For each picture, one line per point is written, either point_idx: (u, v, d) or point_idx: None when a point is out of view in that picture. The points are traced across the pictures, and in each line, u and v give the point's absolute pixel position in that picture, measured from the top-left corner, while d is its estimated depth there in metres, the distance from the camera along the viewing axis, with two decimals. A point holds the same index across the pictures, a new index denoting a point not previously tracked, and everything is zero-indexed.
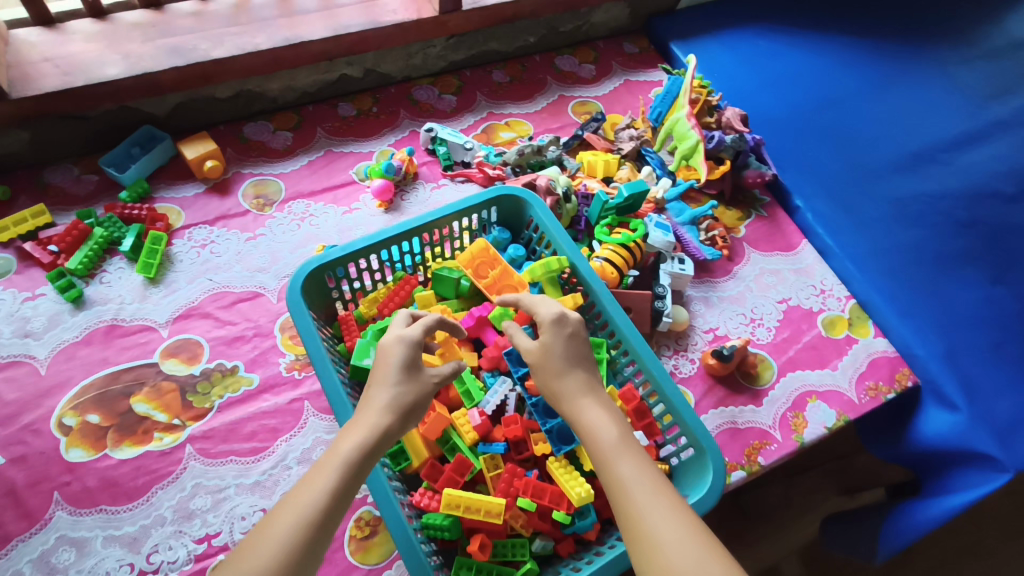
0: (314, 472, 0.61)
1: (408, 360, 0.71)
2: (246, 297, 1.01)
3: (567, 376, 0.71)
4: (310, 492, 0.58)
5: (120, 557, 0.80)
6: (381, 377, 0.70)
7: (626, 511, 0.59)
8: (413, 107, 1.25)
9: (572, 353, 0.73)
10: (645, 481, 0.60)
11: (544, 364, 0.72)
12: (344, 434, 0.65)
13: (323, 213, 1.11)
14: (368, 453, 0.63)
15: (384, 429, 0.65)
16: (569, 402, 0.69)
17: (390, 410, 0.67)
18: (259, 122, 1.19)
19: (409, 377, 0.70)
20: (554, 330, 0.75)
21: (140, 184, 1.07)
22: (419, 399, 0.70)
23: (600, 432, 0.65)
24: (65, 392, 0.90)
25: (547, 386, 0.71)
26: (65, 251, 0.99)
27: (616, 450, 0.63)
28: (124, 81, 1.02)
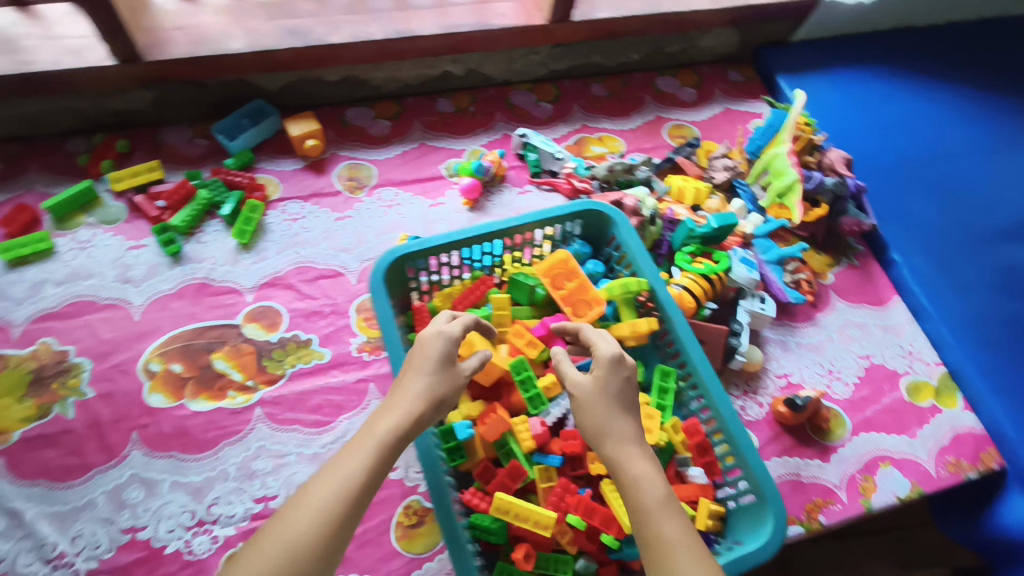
0: (348, 453, 0.65)
1: (444, 356, 0.74)
2: (327, 274, 1.05)
3: (617, 420, 0.72)
4: (344, 471, 0.63)
5: (183, 503, 0.85)
6: (415, 368, 0.73)
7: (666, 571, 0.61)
8: (509, 110, 1.27)
9: (622, 393, 0.74)
10: (686, 544, 0.62)
11: (594, 401, 0.73)
12: (379, 416, 0.69)
13: (410, 203, 1.13)
14: (400, 437, 0.68)
15: (415, 419, 0.69)
16: (613, 445, 0.70)
17: (424, 399, 0.70)
18: (361, 107, 1.23)
19: (444, 371, 0.73)
20: (610, 369, 0.75)
21: (246, 154, 1.12)
22: (451, 391, 0.73)
23: (646, 486, 0.66)
24: (154, 339, 0.96)
25: (592, 423, 0.72)
26: (171, 208, 1.05)
27: (661, 507, 0.65)
28: (245, 56, 1.07)
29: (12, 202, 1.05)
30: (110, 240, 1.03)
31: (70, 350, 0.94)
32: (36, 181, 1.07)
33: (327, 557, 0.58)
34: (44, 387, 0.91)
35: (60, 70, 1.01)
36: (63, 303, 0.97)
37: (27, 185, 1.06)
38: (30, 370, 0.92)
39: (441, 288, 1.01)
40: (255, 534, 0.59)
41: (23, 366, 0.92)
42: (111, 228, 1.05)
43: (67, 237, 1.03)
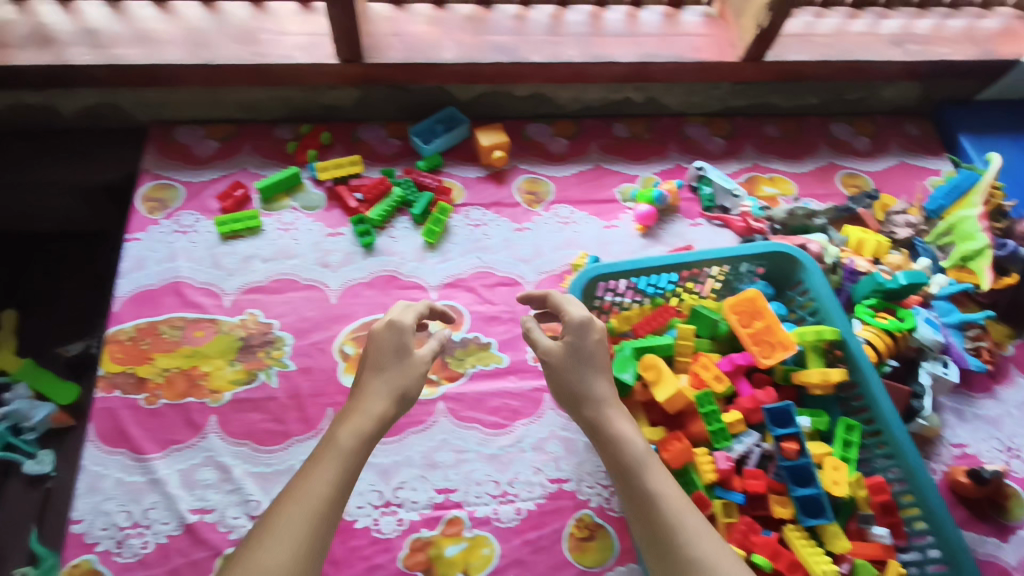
0: (324, 450, 0.70)
1: (399, 351, 0.79)
2: (506, 282, 1.09)
3: (592, 386, 0.80)
4: (320, 476, 0.67)
5: (373, 483, 0.90)
6: (372, 367, 0.78)
7: (658, 523, 0.69)
8: (683, 142, 1.29)
9: (597, 359, 0.82)
10: (670, 494, 0.71)
11: (567, 365, 0.81)
12: (340, 423, 0.73)
13: (585, 222, 1.16)
14: (372, 428, 0.73)
15: (377, 414, 0.74)
16: (596, 407, 0.79)
17: (386, 396, 0.76)
18: (541, 124, 1.27)
19: (400, 365, 0.79)
20: (581, 336, 0.82)
21: (435, 158, 1.17)
22: (413, 381, 0.79)
23: (628, 445, 0.75)
24: (348, 324, 1.01)
25: (576, 388, 0.80)
26: (368, 202, 1.11)
27: (644, 455, 0.74)
28: (454, 66, 1.11)
29: (229, 179, 1.13)
30: (311, 225, 1.10)
31: (275, 324, 1.00)
32: (248, 162, 1.15)
33: (317, 552, 0.63)
34: (252, 354, 0.97)
35: (291, 62, 1.07)
36: (269, 279, 1.04)
37: (241, 164, 1.14)
38: (240, 338, 0.98)
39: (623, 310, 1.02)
40: (236, 550, 0.62)
41: (234, 333, 0.99)
42: (312, 214, 1.11)
43: (274, 217, 1.10)
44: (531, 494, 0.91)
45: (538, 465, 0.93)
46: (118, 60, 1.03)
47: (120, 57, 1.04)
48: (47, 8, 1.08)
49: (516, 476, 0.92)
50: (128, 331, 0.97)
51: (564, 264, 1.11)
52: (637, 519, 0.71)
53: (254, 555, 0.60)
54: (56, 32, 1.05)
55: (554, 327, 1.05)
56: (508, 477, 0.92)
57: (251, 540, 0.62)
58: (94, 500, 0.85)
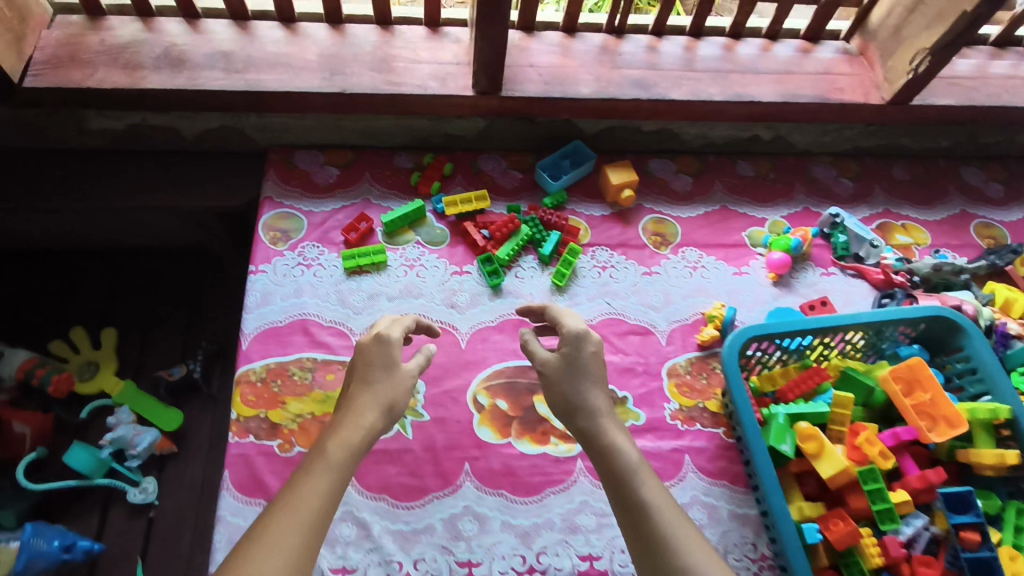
0: (319, 456, 0.72)
1: (391, 366, 0.82)
2: (638, 330, 1.05)
3: (584, 399, 0.83)
4: (315, 485, 0.69)
5: (514, 546, 0.85)
6: (363, 382, 0.81)
7: (651, 531, 0.71)
8: (810, 183, 1.24)
9: (589, 371, 0.85)
10: (657, 502, 0.74)
11: (560, 376, 0.85)
12: (333, 432, 0.75)
13: (714, 268, 1.12)
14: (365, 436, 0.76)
15: (368, 424, 0.77)
16: (590, 416, 0.82)
17: (376, 409, 0.78)
18: (663, 159, 1.23)
19: (392, 380, 0.81)
20: (575, 350, 0.86)
21: (561, 194, 1.13)
22: (400, 393, 0.81)
23: (620, 453, 0.78)
24: (479, 372, 0.98)
25: (572, 399, 0.83)
26: (496, 240, 1.07)
27: (633, 460, 0.78)
28: (591, 101, 1.06)
29: (352, 211, 1.09)
30: (437, 262, 1.06)
31: None
32: (370, 192, 1.11)
33: (312, 557, 0.64)
34: None
35: (427, 94, 1.03)
36: None
37: (363, 194, 1.11)
38: None
39: (769, 368, 0.98)
40: (227, 558, 0.63)
41: None
42: (437, 250, 1.07)
43: (399, 252, 1.06)
44: None
45: None
46: (254, 86, 0.99)
47: (255, 82, 1.00)
48: (177, 28, 1.04)
49: None
50: (258, 371, 0.94)
51: (694, 312, 1.07)
52: (627, 526, 0.74)
53: (252, 554, 0.62)
54: (187, 53, 1.01)
55: (690, 382, 1.01)
56: None
57: (246, 545, 0.63)
58: None
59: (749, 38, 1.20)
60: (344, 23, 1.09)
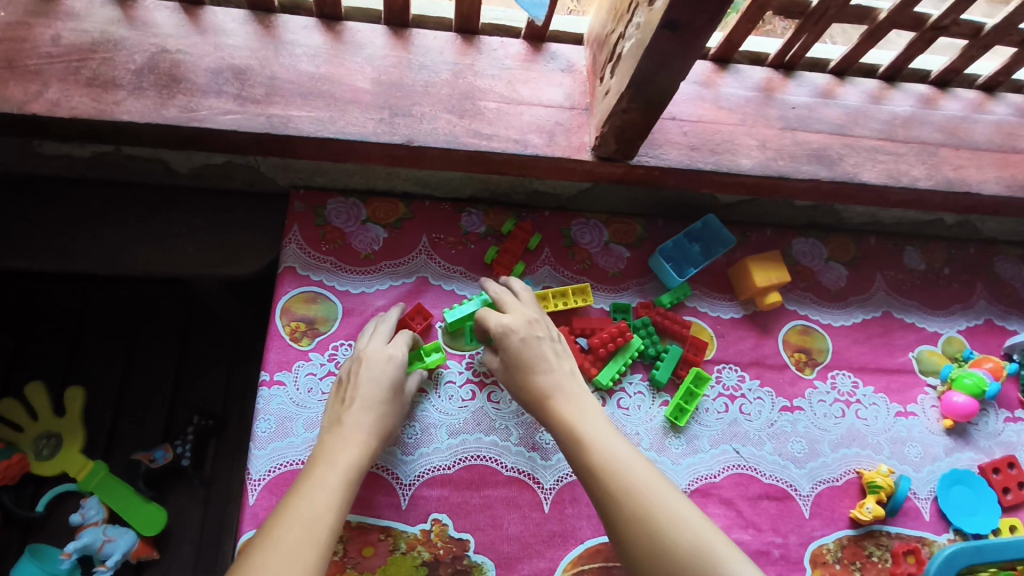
0: (322, 464, 0.61)
1: (394, 382, 0.70)
2: (774, 494, 0.79)
3: (527, 383, 0.70)
4: (308, 498, 0.58)
5: None
6: (366, 397, 0.68)
7: (619, 500, 0.59)
8: (993, 286, 0.95)
9: (522, 351, 0.71)
10: (622, 469, 0.61)
11: (507, 372, 0.72)
12: (327, 445, 0.64)
13: (873, 404, 0.85)
14: (369, 455, 0.64)
15: (367, 443, 0.65)
16: (540, 400, 0.68)
17: (376, 425, 0.66)
18: (812, 239, 0.93)
19: (394, 400, 0.69)
20: (509, 332, 0.72)
21: (684, 287, 0.85)
22: (397, 409, 0.69)
23: (577, 429, 0.65)
24: (568, 549, 0.73)
25: (521, 391, 0.70)
26: (597, 356, 0.79)
27: (590, 432, 0.64)
28: (752, 178, 0.77)
29: (401, 296, 0.81)
30: None
31: (470, 541, 0.72)
32: (426, 268, 0.82)
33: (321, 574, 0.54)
34: None
35: (527, 154, 0.73)
36: (458, 464, 0.74)
37: (417, 271, 0.82)
38: (423, 562, 0.70)
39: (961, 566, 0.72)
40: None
41: (414, 553, 0.70)
42: None
43: (464, 361, 0.79)
44: None
45: None
46: (279, 128, 0.69)
47: (282, 121, 0.69)
48: (168, 20, 0.72)
49: None
50: None
51: (847, 470, 0.81)
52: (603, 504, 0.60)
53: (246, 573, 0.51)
54: (183, 67, 0.70)
55: None
56: None
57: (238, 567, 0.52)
58: None
59: (957, 89, 0.89)
60: (409, 27, 0.77)
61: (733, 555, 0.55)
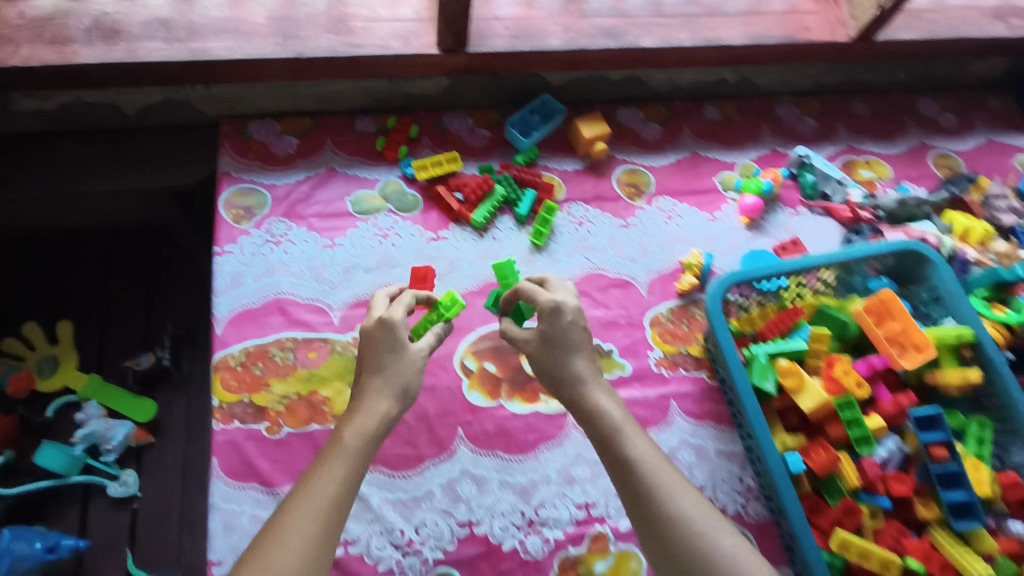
0: (334, 444, 0.73)
1: (397, 344, 0.80)
2: (618, 284, 1.05)
3: (567, 365, 0.81)
4: (328, 476, 0.69)
5: (513, 503, 0.88)
6: (371, 365, 0.79)
7: (637, 484, 0.72)
8: (776, 124, 1.23)
9: (561, 336, 0.82)
10: (650, 460, 0.73)
11: (542, 353, 0.82)
12: (346, 422, 0.75)
13: (689, 215, 1.12)
14: (381, 425, 0.75)
15: (382, 413, 0.76)
16: (575, 385, 0.80)
17: (387, 394, 0.77)
18: (631, 108, 1.20)
19: (403, 361, 0.80)
20: (553, 315, 0.82)
21: (532, 150, 1.11)
22: (412, 376, 0.80)
23: (607, 414, 0.77)
24: (464, 336, 0.98)
25: (550, 369, 0.82)
26: (471, 203, 1.05)
27: (622, 424, 0.76)
28: (560, 53, 1.05)
29: (314, 184, 1.05)
30: (411, 230, 1.04)
31: None
32: (333, 160, 1.08)
33: (328, 544, 0.64)
34: None
35: (389, 55, 0.99)
36: (376, 291, 0.99)
37: (326, 163, 1.07)
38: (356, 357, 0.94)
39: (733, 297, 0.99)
40: (250, 545, 0.64)
41: (349, 352, 0.94)
42: (410, 217, 1.05)
43: (369, 223, 1.04)
44: None
45: None
46: (200, 55, 0.94)
47: (201, 51, 0.94)
48: None
49: None
50: (237, 355, 0.92)
51: (672, 262, 1.08)
52: (623, 487, 0.73)
53: (269, 548, 0.62)
54: (121, 23, 0.94)
55: (672, 330, 1.03)
56: None
57: (262, 539, 0.63)
58: (232, 539, 0.83)
59: None
60: None
61: (724, 531, 0.68)
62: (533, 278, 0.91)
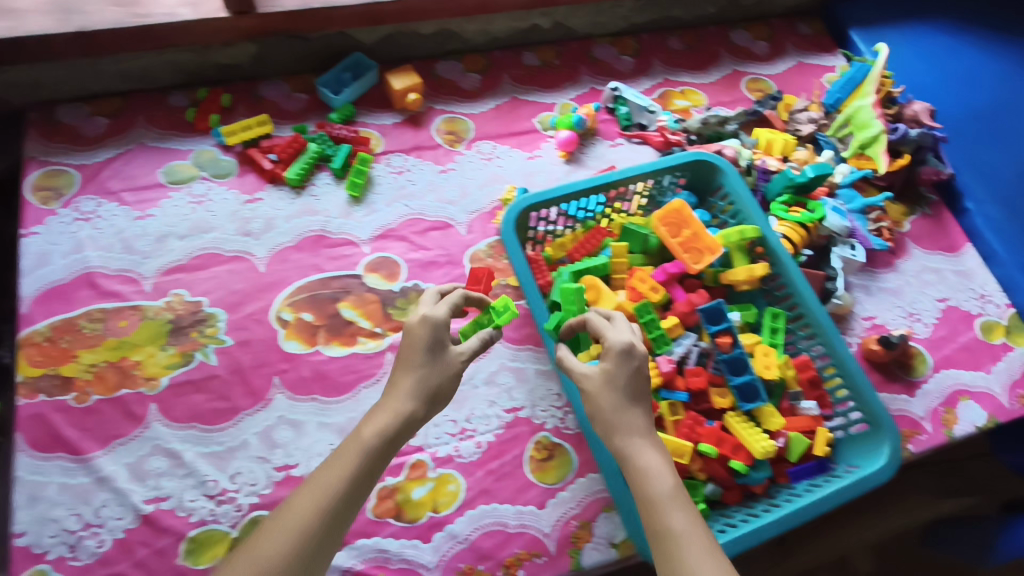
0: (336, 459, 0.70)
1: (431, 343, 0.78)
2: (438, 226, 1.07)
3: (624, 411, 0.73)
4: (327, 475, 0.68)
5: (331, 442, 0.90)
6: (403, 362, 0.77)
7: (670, 555, 0.63)
8: (594, 64, 1.28)
9: (616, 385, 0.75)
10: (694, 538, 0.64)
11: (602, 394, 0.75)
12: (366, 422, 0.73)
13: (509, 155, 1.15)
14: (388, 440, 0.72)
15: (404, 415, 0.73)
16: (622, 437, 0.72)
17: (415, 395, 0.75)
18: (451, 61, 1.23)
19: (432, 362, 0.77)
20: (620, 359, 0.75)
21: (348, 108, 1.12)
22: (446, 380, 0.78)
23: (655, 475, 0.69)
24: (281, 290, 0.99)
25: (601, 419, 0.74)
26: (284, 162, 1.06)
27: (669, 500, 0.67)
28: (353, 7, 1.09)
29: (124, 159, 1.05)
30: (226, 194, 1.04)
31: (203, 301, 0.97)
32: (145, 136, 1.07)
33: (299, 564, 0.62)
34: (184, 336, 0.94)
35: (178, 21, 1.02)
36: (190, 256, 1.00)
37: (136, 139, 1.07)
38: (169, 321, 0.95)
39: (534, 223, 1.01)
40: (242, 539, 0.65)
41: (161, 317, 0.95)
42: (226, 182, 1.05)
43: (182, 191, 1.04)
44: (490, 425, 0.94)
45: (492, 399, 0.96)
46: None
47: None
48: None
49: (472, 412, 0.95)
50: (42, 331, 0.92)
51: (492, 201, 1.11)
52: (658, 560, 0.65)
53: (247, 546, 0.62)
54: None
55: (491, 263, 1.05)
56: (465, 414, 0.94)
57: (256, 530, 0.65)
58: (37, 510, 0.82)
59: None
60: None
61: None
62: (600, 310, 0.83)
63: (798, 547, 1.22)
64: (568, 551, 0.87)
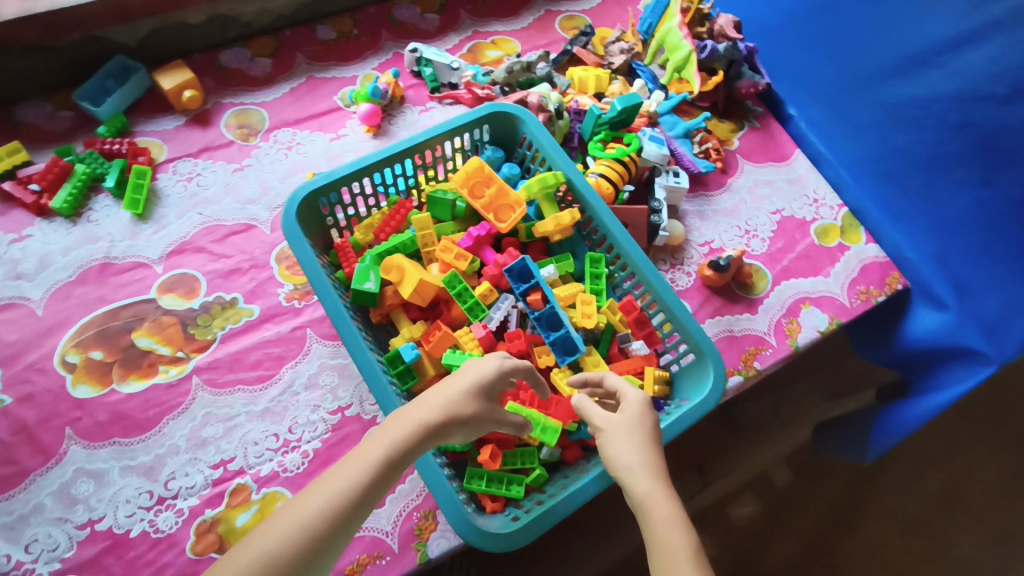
0: (349, 460, 0.58)
1: (487, 376, 0.66)
2: (238, 229, 1.00)
3: (645, 456, 0.63)
4: (338, 478, 0.56)
5: (139, 485, 0.82)
6: (451, 379, 0.65)
7: None
8: (395, 28, 1.20)
9: (647, 427, 0.66)
10: None
11: (619, 441, 0.65)
12: (391, 424, 0.61)
13: (310, 140, 1.07)
14: (406, 455, 0.60)
15: (428, 427, 0.61)
16: (640, 481, 0.61)
17: (445, 408, 0.62)
18: (236, 48, 1.14)
19: (477, 391, 0.65)
20: (640, 411, 0.67)
21: (119, 118, 1.03)
22: (480, 417, 0.65)
23: (671, 525, 0.57)
24: (65, 331, 0.90)
25: (619, 459, 0.63)
26: (47, 189, 0.96)
27: (686, 554, 0.55)
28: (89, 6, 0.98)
29: None
30: None
31: None
32: None
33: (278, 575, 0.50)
34: None
35: None
36: None
37: None
38: None
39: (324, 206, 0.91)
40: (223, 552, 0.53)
41: None
42: None
43: None
44: (316, 432, 0.86)
45: (315, 403, 0.88)
46: None
47: None
48: None
49: (295, 421, 0.87)
50: None
51: None
52: None
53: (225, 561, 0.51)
54: None
55: None
56: (287, 425, 0.87)
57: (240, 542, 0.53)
58: None
59: None
60: None
61: None
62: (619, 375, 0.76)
63: (715, 472, 1.23)
64: (413, 545, 0.82)
